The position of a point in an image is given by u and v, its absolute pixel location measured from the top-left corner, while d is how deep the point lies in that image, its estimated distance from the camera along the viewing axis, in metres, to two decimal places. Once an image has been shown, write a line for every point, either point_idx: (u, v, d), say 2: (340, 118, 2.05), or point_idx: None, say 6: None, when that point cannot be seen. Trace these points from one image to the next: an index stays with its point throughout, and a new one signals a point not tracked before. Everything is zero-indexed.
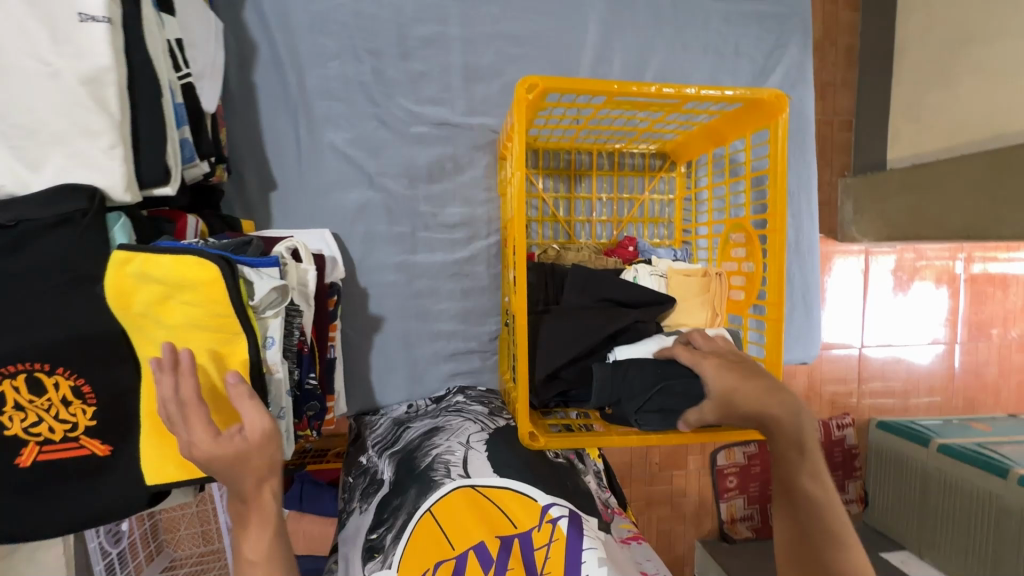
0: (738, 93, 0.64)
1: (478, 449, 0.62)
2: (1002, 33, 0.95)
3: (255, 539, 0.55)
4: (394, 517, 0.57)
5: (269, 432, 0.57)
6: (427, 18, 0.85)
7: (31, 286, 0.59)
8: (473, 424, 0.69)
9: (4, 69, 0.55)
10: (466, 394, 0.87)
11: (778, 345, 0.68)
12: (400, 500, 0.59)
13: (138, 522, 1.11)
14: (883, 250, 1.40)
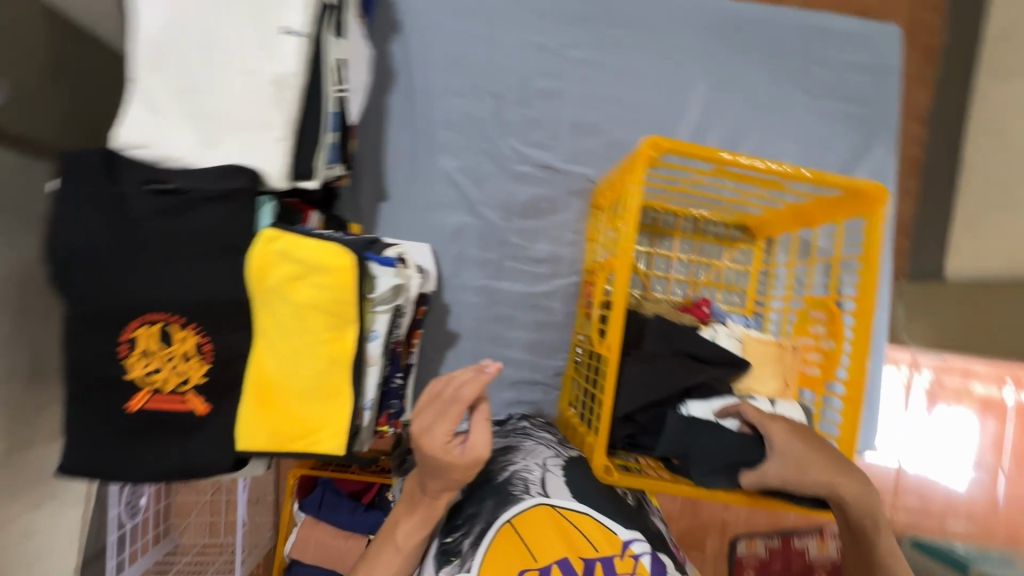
0: (844, 181, 0.69)
1: (554, 472, 0.65)
2: None
3: (411, 530, 0.62)
4: (470, 525, 0.60)
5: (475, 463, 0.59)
6: (549, 73, 0.95)
7: (177, 246, 0.64)
8: (547, 448, 0.72)
9: (216, 62, 0.65)
10: (531, 420, 0.87)
11: (854, 423, 0.70)
12: (478, 509, 0.61)
13: (156, 502, 1.24)
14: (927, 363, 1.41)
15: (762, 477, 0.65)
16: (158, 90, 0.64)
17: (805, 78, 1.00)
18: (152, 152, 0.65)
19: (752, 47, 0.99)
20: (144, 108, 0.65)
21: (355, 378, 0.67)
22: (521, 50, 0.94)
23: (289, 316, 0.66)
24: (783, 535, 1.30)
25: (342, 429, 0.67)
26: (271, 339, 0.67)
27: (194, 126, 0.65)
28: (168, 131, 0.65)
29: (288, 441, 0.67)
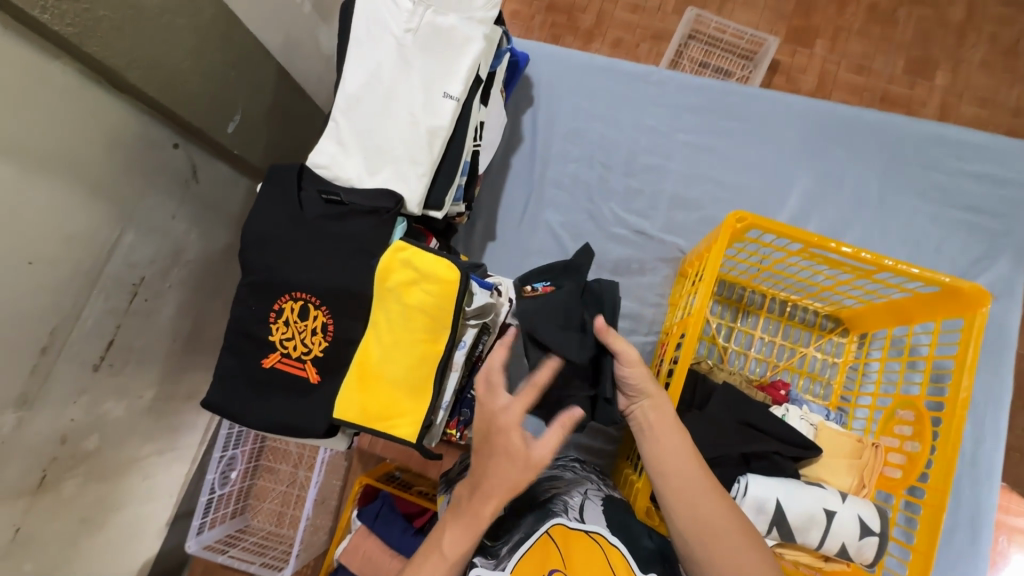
0: (938, 277, 0.70)
1: (594, 501, 0.70)
2: None
3: (454, 538, 0.62)
4: (510, 535, 0.67)
5: (531, 468, 0.61)
6: (656, 152, 1.06)
7: (330, 244, 0.82)
8: (592, 483, 0.76)
9: (390, 112, 0.84)
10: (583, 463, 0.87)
11: (933, 534, 0.65)
12: (518, 521, 0.68)
13: (241, 478, 1.42)
14: None
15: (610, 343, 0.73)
16: (344, 128, 0.85)
17: (921, 182, 1.00)
18: (329, 172, 0.84)
19: (863, 148, 1.02)
20: (332, 140, 0.85)
21: (438, 377, 0.78)
22: (634, 130, 1.07)
23: (397, 313, 0.78)
24: None
25: (418, 420, 0.77)
26: (378, 329, 0.79)
27: (362, 156, 0.84)
28: (343, 158, 0.84)
29: (373, 418, 0.77)
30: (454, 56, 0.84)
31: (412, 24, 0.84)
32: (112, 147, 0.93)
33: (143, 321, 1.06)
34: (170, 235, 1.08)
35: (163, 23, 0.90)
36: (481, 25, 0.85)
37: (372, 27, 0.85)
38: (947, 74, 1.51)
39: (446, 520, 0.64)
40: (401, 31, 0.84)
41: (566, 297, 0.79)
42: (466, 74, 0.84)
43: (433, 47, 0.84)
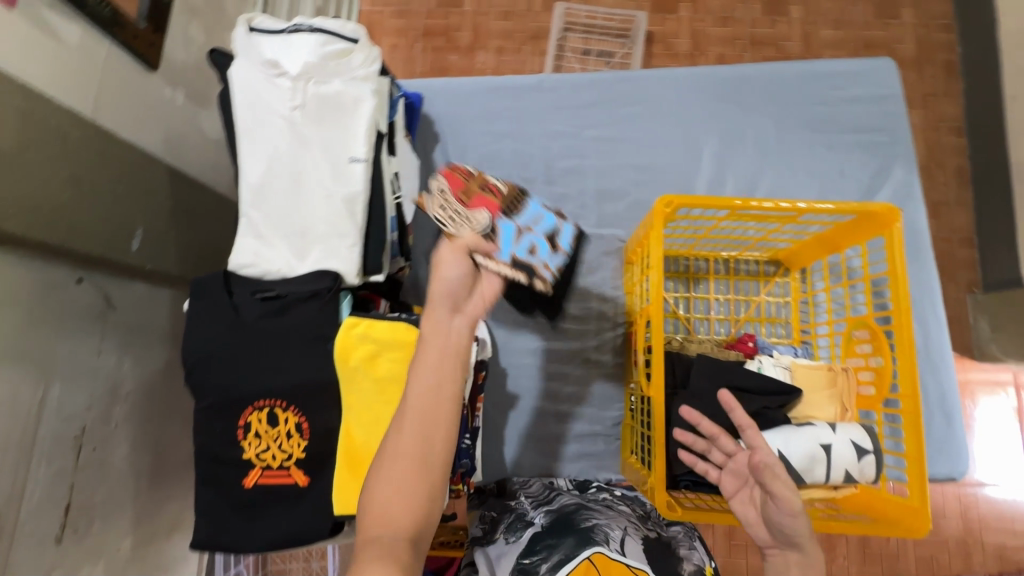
0: (854, 207, 0.75)
1: (633, 537, 0.73)
2: None
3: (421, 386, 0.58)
4: (549, 551, 0.71)
5: (455, 255, 0.64)
6: (568, 155, 1.09)
7: (279, 342, 0.78)
8: (627, 517, 0.79)
9: (303, 193, 0.81)
10: (611, 492, 0.90)
11: (920, 440, 0.70)
12: (559, 540, 0.72)
13: None
14: None
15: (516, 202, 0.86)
16: (259, 221, 0.81)
17: (809, 117, 1.08)
18: (257, 269, 0.81)
19: (751, 100, 1.08)
20: (250, 236, 0.82)
21: None
22: (543, 139, 1.09)
23: (370, 389, 0.76)
24: None
25: None
26: (355, 413, 0.76)
27: (286, 244, 0.81)
28: (268, 252, 0.81)
29: None
30: (349, 121, 0.83)
31: (297, 100, 0.81)
32: (16, 302, 0.83)
33: (98, 473, 0.96)
34: (102, 373, 0.98)
35: (28, 159, 0.81)
36: (366, 82, 0.84)
37: (256, 112, 0.81)
38: (798, 7, 1.61)
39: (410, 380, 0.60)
40: (288, 109, 0.81)
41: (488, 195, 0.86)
42: (367, 135, 0.82)
43: (325, 117, 0.82)
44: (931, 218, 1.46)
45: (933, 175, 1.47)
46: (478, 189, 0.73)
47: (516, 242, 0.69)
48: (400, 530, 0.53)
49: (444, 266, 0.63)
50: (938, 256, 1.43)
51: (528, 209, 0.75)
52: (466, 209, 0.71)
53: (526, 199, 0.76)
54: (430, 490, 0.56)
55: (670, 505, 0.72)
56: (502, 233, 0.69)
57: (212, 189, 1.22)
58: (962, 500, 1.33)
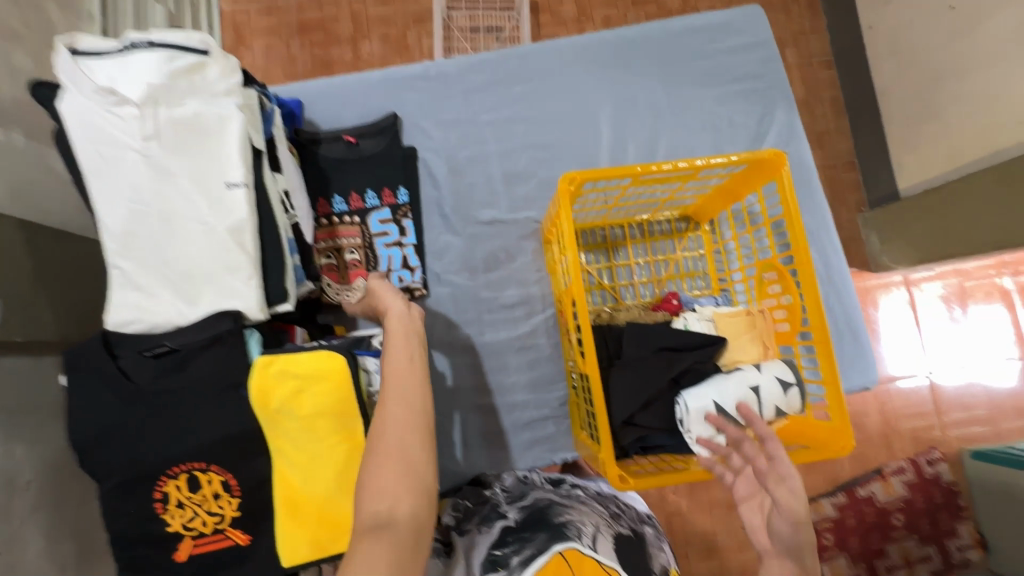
0: (744, 157, 0.78)
1: (605, 535, 0.71)
2: (987, 66, 1.16)
3: (396, 355, 0.64)
4: (521, 544, 0.69)
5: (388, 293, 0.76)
6: (468, 143, 1.05)
7: (184, 400, 0.70)
8: (601, 516, 0.77)
9: (179, 232, 0.73)
10: (583, 488, 0.91)
11: (832, 365, 0.75)
12: (532, 535, 0.70)
13: None
14: (923, 278, 1.52)
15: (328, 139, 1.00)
16: (134, 271, 0.72)
17: (694, 73, 1.10)
18: (141, 323, 0.71)
19: (638, 62, 1.09)
20: (126, 289, 0.72)
21: None
22: (440, 130, 1.05)
23: (298, 429, 0.71)
24: (849, 489, 1.41)
25: None
26: (289, 455, 0.71)
27: (171, 291, 0.73)
28: (151, 303, 0.72)
29: (329, 545, 0.71)
30: (217, 144, 0.74)
31: (149, 128, 0.71)
32: None
33: None
34: None
35: None
36: (230, 97, 0.76)
37: (102, 149, 0.71)
38: None
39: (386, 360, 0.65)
40: (140, 141, 0.71)
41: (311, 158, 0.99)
42: (241, 156, 0.75)
43: (188, 143, 0.73)
44: (817, 148, 1.57)
45: (813, 109, 1.57)
46: (344, 265, 0.97)
47: (389, 278, 0.99)
48: (397, 502, 0.53)
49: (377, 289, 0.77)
50: (827, 183, 1.55)
51: (378, 242, 0.99)
52: (347, 285, 0.97)
53: (372, 237, 0.99)
54: (412, 464, 0.56)
55: (621, 476, 0.72)
56: (378, 282, 0.98)
57: (85, 229, 1.05)
58: (879, 397, 1.48)
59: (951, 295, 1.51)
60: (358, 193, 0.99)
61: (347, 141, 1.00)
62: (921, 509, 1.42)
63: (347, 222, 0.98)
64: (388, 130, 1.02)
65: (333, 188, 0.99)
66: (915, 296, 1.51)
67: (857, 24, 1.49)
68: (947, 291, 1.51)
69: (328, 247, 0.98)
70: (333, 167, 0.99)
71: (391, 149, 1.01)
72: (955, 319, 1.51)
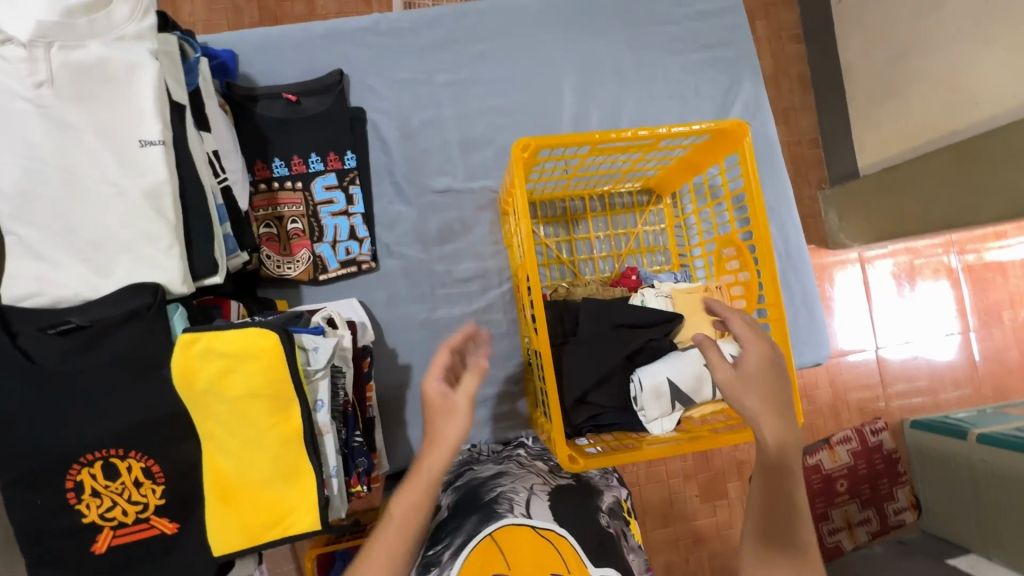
0: (707, 127, 0.74)
1: (540, 495, 0.71)
2: (939, 46, 1.15)
3: (409, 498, 0.64)
4: (451, 537, 0.66)
5: (451, 408, 0.65)
6: (423, 105, 0.98)
7: (98, 381, 0.64)
8: (536, 475, 0.77)
9: (84, 195, 0.65)
10: (528, 444, 0.91)
11: (787, 343, 0.74)
12: (461, 522, 0.68)
13: None
14: (877, 256, 1.55)
15: (265, 96, 0.92)
16: (32, 237, 0.64)
17: (661, 38, 1.05)
18: (44, 297, 0.64)
19: (603, 24, 1.03)
20: (24, 259, 0.64)
21: (312, 451, 0.67)
22: (391, 90, 0.98)
23: (227, 412, 0.65)
24: None
25: (312, 505, 0.67)
26: (219, 439, 0.66)
27: (77, 261, 0.65)
28: (54, 274, 0.64)
29: (263, 531, 0.67)
30: (126, 94, 0.66)
31: (41, 74, 0.63)
32: None
33: None
34: None
35: None
36: (141, 42, 0.67)
37: None
38: None
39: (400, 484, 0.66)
40: (33, 89, 0.63)
41: (246, 116, 0.90)
42: (157, 110, 0.67)
43: (91, 93, 0.65)
44: (782, 124, 1.56)
45: (779, 84, 1.56)
46: (285, 234, 0.90)
47: (335, 250, 0.92)
48: None
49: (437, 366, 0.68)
50: (790, 160, 1.55)
51: (324, 210, 0.92)
52: (289, 256, 0.90)
53: (317, 206, 0.91)
54: None
55: (571, 457, 0.70)
56: (323, 253, 0.91)
57: None
58: (830, 370, 1.52)
59: (902, 272, 1.55)
60: (301, 156, 0.91)
61: (287, 99, 0.92)
62: (864, 475, 1.48)
63: (288, 189, 0.90)
64: (333, 88, 0.94)
65: (272, 150, 0.91)
66: (868, 273, 1.54)
67: None
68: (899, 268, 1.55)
69: (268, 215, 0.90)
70: (271, 126, 0.91)
71: (336, 108, 0.93)
72: (904, 295, 1.55)
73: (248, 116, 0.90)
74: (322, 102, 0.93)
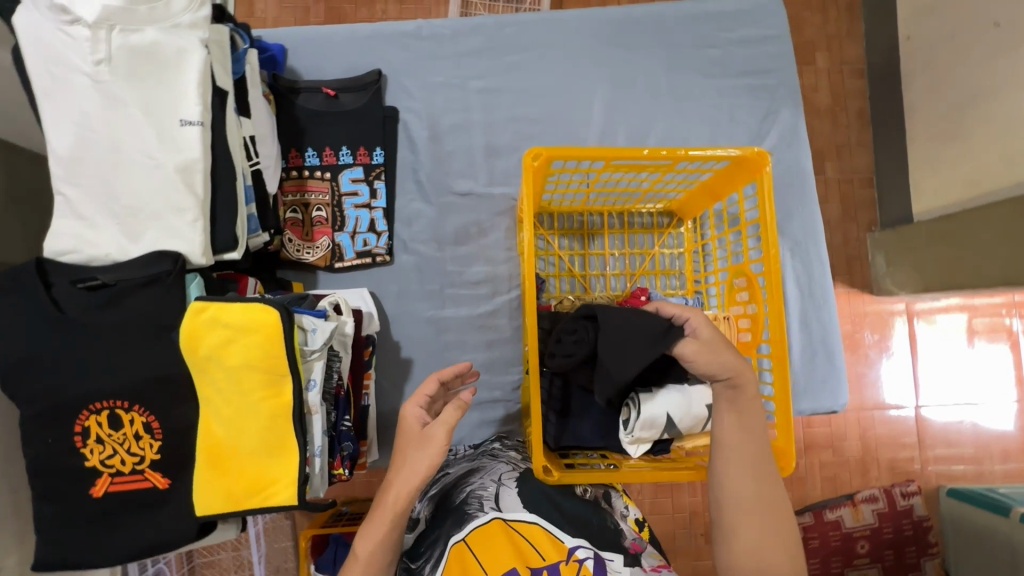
0: (725, 151, 0.73)
1: (508, 485, 0.71)
2: (1010, 89, 1.09)
3: (366, 538, 0.64)
4: (430, 549, 0.67)
5: (427, 440, 0.66)
6: (454, 109, 1.01)
7: (115, 336, 0.69)
8: (506, 465, 0.77)
9: (126, 165, 0.70)
10: (503, 441, 0.91)
11: (785, 382, 0.72)
12: (437, 531, 0.68)
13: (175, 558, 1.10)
14: (927, 311, 1.45)
15: (306, 89, 0.96)
16: (77, 199, 0.70)
17: (698, 61, 1.04)
18: (79, 254, 0.70)
19: (640, 43, 1.04)
20: (67, 218, 0.70)
21: (299, 427, 0.70)
22: (425, 92, 1.01)
23: (226, 380, 0.69)
24: (815, 509, 1.37)
25: (293, 480, 0.69)
26: (214, 404, 0.70)
27: (112, 224, 0.70)
28: (92, 234, 0.70)
29: (243, 499, 0.70)
30: (173, 77, 0.72)
31: (102, 53, 0.69)
32: None
33: None
34: None
35: None
36: (193, 31, 0.73)
37: (54, 70, 0.69)
38: None
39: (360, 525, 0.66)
40: (92, 65, 0.69)
41: (287, 106, 0.95)
42: (199, 94, 0.72)
43: (143, 73, 0.71)
44: (833, 160, 1.49)
45: (835, 118, 1.49)
46: (309, 221, 0.94)
47: (352, 240, 0.96)
48: None
49: (421, 395, 0.72)
50: (840, 198, 1.48)
51: (347, 202, 0.96)
52: (310, 242, 0.94)
53: (342, 197, 0.95)
54: None
55: (546, 468, 0.67)
56: (342, 243, 0.95)
57: None
58: (861, 422, 1.43)
59: (952, 328, 1.45)
60: (332, 148, 0.96)
61: (326, 94, 0.96)
62: (889, 539, 1.36)
63: (317, 178, 0.95)
64: (371, 86, 0.97)
65: (307, 140, 0.95)
66: (916, 327, 1.45)
67: (892, 32, 1.40)
68: (949, 324, 1.45)
69: (296, 201, 0.94)
70: (308, 118, 0.96)
71: (371, 106, 0.97)
72: (953, 354, 1.45)
73: (289, 106, 0.95)
74: (359, 99, 0.97)
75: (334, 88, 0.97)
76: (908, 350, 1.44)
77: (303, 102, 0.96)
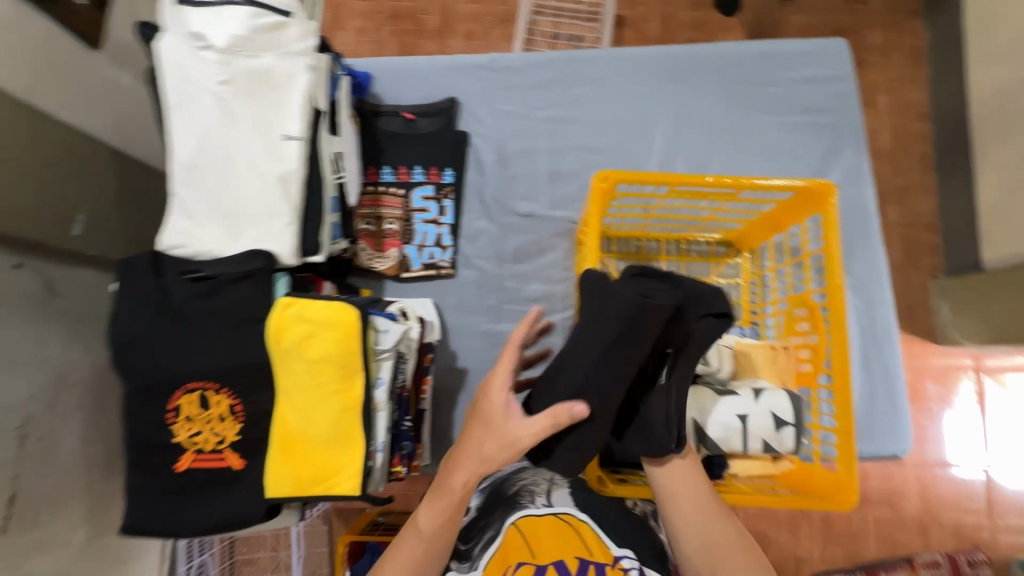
0: (791, 183, 0.75)
1: (559, 483, 0.75)
2: None
3: (431, 512, 0.68)
4: (481, 533, 0.72)
5: (509, 445, 0.63)
6: (521, 136, 1.07)
7: (211, 324, 0.76)
8: None
9: (234, 172, 0.79)
10: None
11: (848, 413, 0.71)
12: (489, 518, 0.73)
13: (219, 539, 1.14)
14: (997, 366, 1.38)
15: (387, 112, 1.05)
16: (190, 199, 0.79)
17: (761, 98, 1.07)
18: (188, 249, 0.78)
19: (703, 80, 1.07)
20: (180, 215, 0.79)
21: (366, 421, 0.75)
22: (494, 120, 1.08)
23: (303, 372, 0.75)
24: (869, 569, 1.29)
25: (356, 471, 0.74)
26: (291, 394, 0.75)
27: (217, 224, 0.79)
28: (198, 231, 0.79)
29: (310, 485, 0.74)
30: (281, 98, 0.81)
31: (225, 74, 0.79)
32: None
33: None
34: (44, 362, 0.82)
35: None
36: (302, 57, 0.82)
37: (184, 88, 0.79)
38: None
39: (426, 497, 0.70)
40: (216, 84, 0.79)
41: (370, 127, 1.04)
42: (301, 113, 0.80)
43: (257, 93, 0.80)
44: (895, 203, 1.46)
45: (898, 161, 1.47)
46: (381, 232, 1.01)
47: (420, 251, 1.02)
48: None
49: (504, 368, 0.68)
50: (902, 243, 1.44)
51: (417, 217, 1.02)
52: (381, 251, 1.00)
53: (413, 212, 1.02)
54: None
55: (600, 478, 0.69)
56: (410, 254, 1.01)
57: None
58: (922, 479, 1.35)
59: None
60: (408, 167, 1.04)
61: (405, 118, 1.05)
62: None
63: (392, 194, 1.02)
64: (446, 113, 1.06)
65: (385, 159, 1.04)
66: (985, 382, 1.37)
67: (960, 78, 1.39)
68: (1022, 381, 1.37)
69: (371, 213, 1.02)
70: (388, 139, 1.04)
71: (445, 131, 1.05)
72: None
73: (372, 128, 1.04)
74: (434, 123, 1.05)
75: (412, 112, 1.05)
76: (976, 406, 1.36)
77: (384, 125, 1.05)
